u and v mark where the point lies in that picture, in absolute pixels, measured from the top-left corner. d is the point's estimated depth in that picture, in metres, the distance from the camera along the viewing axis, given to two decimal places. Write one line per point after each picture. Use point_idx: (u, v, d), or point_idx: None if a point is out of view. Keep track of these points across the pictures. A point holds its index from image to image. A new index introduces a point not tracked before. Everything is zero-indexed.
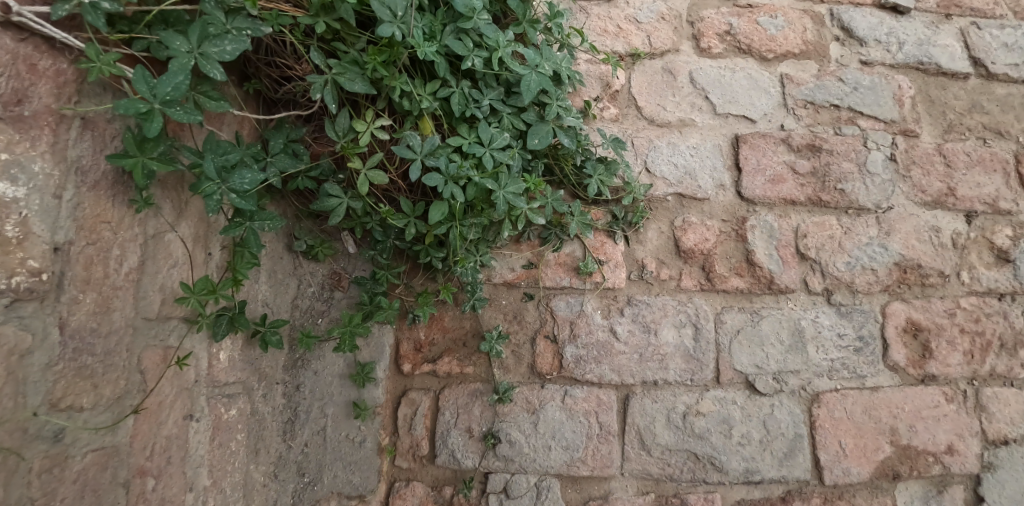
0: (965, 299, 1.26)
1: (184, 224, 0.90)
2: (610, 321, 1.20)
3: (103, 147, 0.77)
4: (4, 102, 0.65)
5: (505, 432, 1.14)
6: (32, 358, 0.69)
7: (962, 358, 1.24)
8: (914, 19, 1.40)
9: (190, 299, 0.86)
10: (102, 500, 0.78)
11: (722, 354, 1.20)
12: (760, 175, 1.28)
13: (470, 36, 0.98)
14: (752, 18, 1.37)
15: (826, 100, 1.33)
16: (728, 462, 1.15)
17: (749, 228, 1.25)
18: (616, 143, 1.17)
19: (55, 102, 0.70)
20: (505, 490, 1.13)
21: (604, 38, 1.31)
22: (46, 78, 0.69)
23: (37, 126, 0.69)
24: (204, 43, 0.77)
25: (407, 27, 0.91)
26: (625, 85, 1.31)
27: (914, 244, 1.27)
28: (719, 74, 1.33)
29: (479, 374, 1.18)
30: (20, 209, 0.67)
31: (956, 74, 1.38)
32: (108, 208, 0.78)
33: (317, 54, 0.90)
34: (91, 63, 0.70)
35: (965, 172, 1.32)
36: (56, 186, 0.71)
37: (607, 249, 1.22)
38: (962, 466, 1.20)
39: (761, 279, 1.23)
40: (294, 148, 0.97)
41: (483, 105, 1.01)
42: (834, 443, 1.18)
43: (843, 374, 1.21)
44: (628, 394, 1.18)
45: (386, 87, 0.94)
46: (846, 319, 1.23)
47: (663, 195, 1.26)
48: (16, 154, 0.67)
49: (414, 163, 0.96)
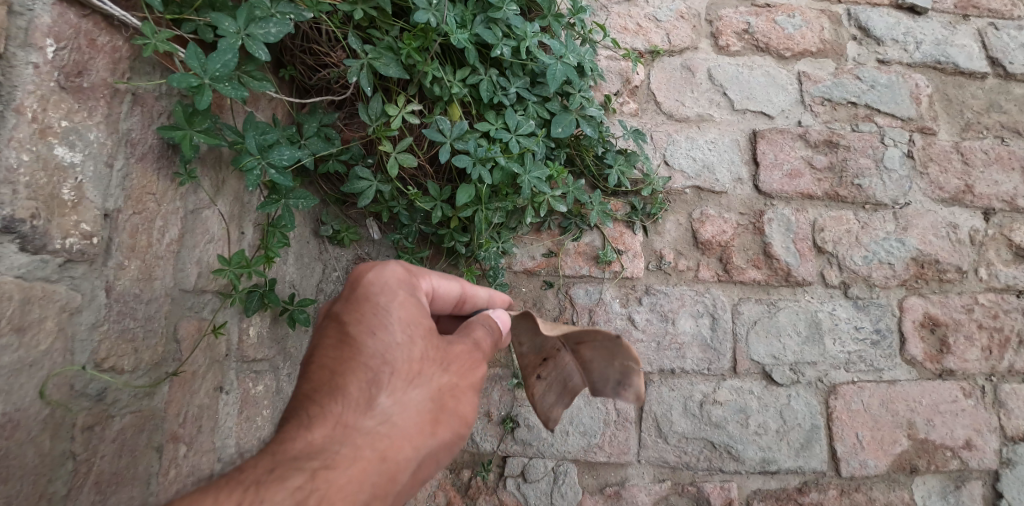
0: (984, 295, 1.27)
1: (221, 200, 0.94)
2: (628, 310, 1.21)
3: (151, 122, 0.80)
4: (66, 73, 0.69)
5: (523, 416, 1.16)
6: (81, 316, 0.72)
7: (979, 354, 1.24)
8: (931, 20, 1.42)
9: (226, 272, 0.90)
10: (138, 461, 0.81)
11: (739, 344, 1.21)
12: (778, 170, 1.30)
13: (499, 25, 1.02)
14: (770, 17, 1.39)
15: (843, 98, 1.35)
16: (745, 451, 1.16)
17: (766, 222, 1.27)
18: (637, 136, 1.20)
19: (111, 76, 0.74)
20: (522, 474, 1.14)
21: (624, 35, 1.34)
22: (103, 53, 0.73)
23: (94, 98, 0.73)
24: (250, 25, 0.81)
25: (441, 15, 0.95)
26: (645, 81, 1.34)
27: (931, 240, 1.28)
28: (737, 72, 1.35)
29: (498, 359, 1.20)
30: (76, 175, 0.71)
31: (973, 74, 1.39)
32: (153, 181, 0.81)
33: (354, 40, 0.94)
34: (146, 40, 0.74)
35: (982, 169, 1.33)
36: (108, 156, 0.75)
37: (626, 240, 1.24)
38: (980, 461, 1.19)
39: (778, 272, 1.24)
40: (326, 132, 1.01)
41: (510, 92, 1.05)
42: (850, 435, 1.18)
43: (861, 366, 1.21)
44: (645, 382, 1.19)
45: (419, 73, 0.98)
46: (863, 312, 1.24)
47: (681, 188, 1.28)
48: (75, 122, 0.70)
49: (444, 146, 1.00)
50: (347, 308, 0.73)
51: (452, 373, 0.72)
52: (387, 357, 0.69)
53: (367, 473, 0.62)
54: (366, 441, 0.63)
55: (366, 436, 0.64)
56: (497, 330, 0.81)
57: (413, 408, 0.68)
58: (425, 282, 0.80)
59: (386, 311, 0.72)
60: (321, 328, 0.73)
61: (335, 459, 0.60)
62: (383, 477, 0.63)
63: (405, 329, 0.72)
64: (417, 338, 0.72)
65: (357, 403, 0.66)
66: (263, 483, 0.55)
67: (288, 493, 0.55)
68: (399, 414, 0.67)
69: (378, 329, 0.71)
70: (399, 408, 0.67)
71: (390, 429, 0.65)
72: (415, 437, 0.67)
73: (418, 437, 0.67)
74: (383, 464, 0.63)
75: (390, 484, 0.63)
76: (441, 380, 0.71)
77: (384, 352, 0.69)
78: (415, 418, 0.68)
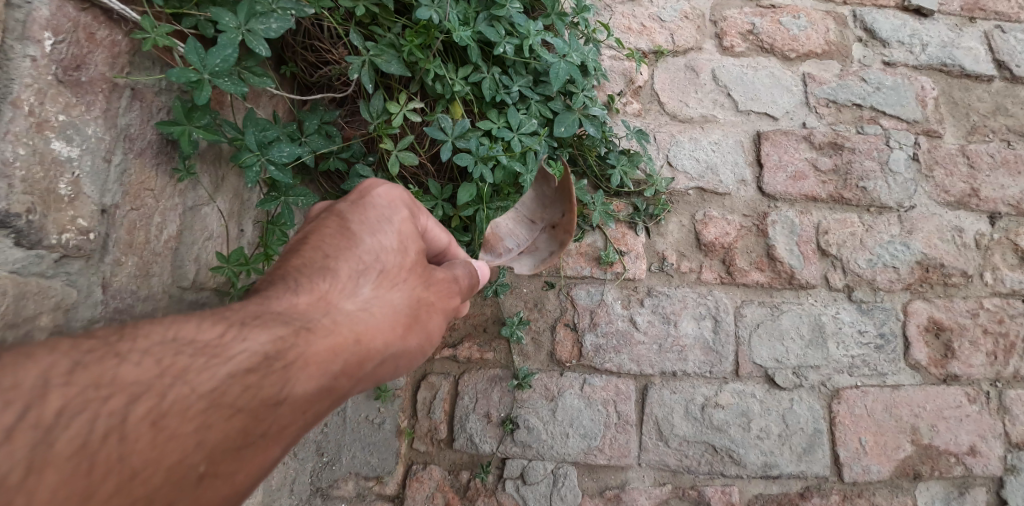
0: (989, 300, 1.25)
1: (221, 197, 0.93)
2: (630, 311, 1.20)
3: (149, 117, 0.80)
4: (64, 66, 0.68)
5: (523, 418, 1.15)
6: (77, 313, 0.71)
7: (985, 359, 1.23)
8: (937, 22, 1.41)
9: (224, 269, 0.88)
10: None
11: (742, 347, 1.20)
12: (782, 172, 1.28)
13: (502, 24, 1.01)
14: (774, 18, 1.39)
15: (848, 99, 1.34)
16: (747, 456, 1.15)
17: (770, 223, 1.26)
18: (639, 136, 1.19)
19: (110, 70, 0.74)
20: (522, 476, 1.13)
21: (628, 35, 1.34)
22: (102, 47, 0.73)
23: (92, 92, 0.72)
24: (251, 20, 0.80)
25: (443, 12, 0.94)
26: (649, 81, 1.33)
27: (937, 243, 1.27)
28: (742, 72, 1.34)
29: (498, 360, 1.19)
30: (73, 169, 0.70)
31: (979, 77, 1.38)
32: (152, 177, 0.80)
33: (356, 37, 0.93)
34: (145, 34, 0.74)
35: (988, 173, 1.32)
36: (106, 150, 0.74)
37: (628, 240, 1.23)
38: (985, 468, 1.18)
39: (782, 274, 1.23)
40: (327, 129, 0.99)
41: (512, 91, 1.05)
42: (854, 439, 1.17)
43: (864, 371, 1.20)
44: (647, 384, 1.18)
45: (421, 70, 0.98)
46: (867, 316, 1.23)
47: (685, 189, 1.27)
48: (72, 116, 0.69)
49: (445, 144, 0.99)
50: (351, 209, 0.72)
51: (434, 290, 0.72)
52: (380, 257, 0.69)
53: (344, 349, 0.59)
54: (348, 319, 0.61)
55: (348, 315, 0.62)
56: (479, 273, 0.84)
57: (394, 308, 0.66)
58: (422, 223, 0.79)
59: (387, 221, 0.72)
60: (319, 218, 0.72)
61: (317, 325, 0.58)
62: (357, 358, 0.60)
63: (399, 239, 0.72)
64: (410, 248, 0.72)
65: (344, 286, 0.64)
66: (247, 328, 0.54)
67: (268, 340, 0.54)
68: (381, 308, 0.65)
69: (376, 232, 0.71)
70: (382, 303, 0.65)
71: (371, 316, 0.63)
72: (390, 332, 0.64)
73: (393, 334, 0.64)
74: (360, 346, 0.60)
75: (359, 369, 0.60)
76: (427, 292, 0.71)
77: (377, 252, 0.69)
78: (395, 316, 0.65)
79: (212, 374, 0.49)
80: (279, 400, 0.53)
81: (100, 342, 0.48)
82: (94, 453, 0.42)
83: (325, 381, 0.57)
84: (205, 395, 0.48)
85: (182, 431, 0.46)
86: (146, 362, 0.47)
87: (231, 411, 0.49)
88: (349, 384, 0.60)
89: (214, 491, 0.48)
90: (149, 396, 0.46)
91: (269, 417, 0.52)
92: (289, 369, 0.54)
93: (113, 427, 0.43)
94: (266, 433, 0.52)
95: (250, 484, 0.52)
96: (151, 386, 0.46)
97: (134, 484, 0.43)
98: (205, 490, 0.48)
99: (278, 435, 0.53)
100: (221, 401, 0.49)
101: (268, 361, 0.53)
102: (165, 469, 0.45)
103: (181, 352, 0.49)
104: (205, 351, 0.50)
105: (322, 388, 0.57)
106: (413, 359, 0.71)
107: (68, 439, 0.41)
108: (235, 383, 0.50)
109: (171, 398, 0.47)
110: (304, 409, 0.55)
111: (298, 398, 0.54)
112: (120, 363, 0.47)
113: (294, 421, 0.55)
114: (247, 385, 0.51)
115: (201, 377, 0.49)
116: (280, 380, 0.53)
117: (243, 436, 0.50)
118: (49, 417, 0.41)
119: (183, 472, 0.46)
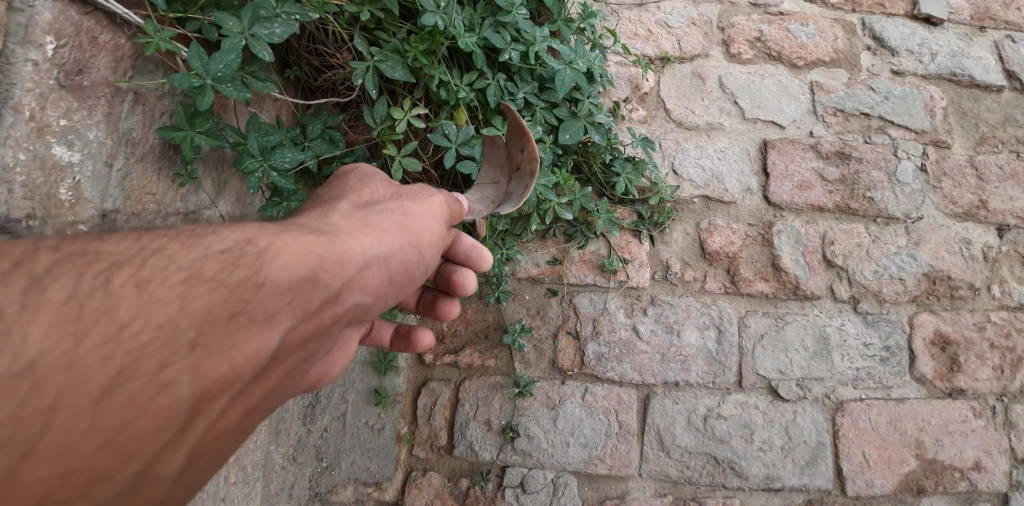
0: (996, 313, 1.24)
1: (222, 201, 0.93)
2: (633, 320, 1.19)
3: (152, 121, 0.79)
4: (66, 70, 0.68)
5: (524, 426, 1.14)
6: None
7: (991, 373, 1.21)
8: (947, 31, 1.40)
9: None
10: None
11: (745, 358, 1.19)
12: (788, 181, 1.27)
13: (508, 30, 1.01)
14: (783, 25, 1.38)
15: (856, 108, 1.33)
16: (749, 468, 1.13)
17: (775, 233, 1.25)
18: (645, 144, 1.18)
19: (113, 74, 0.73)
20: (522, 485, 1.12)
21: (634, 41, 1.33)
22: (105, 51, 0.72)
23: (95, 97, 0.71)
24: (255, 25, 0.79)
25: (449, 17, 0.93)
26: (655, 88, 1.32)
27: (944, 255, 1.25)
28: (749, 80, 1.33)
29: (500, 367, 1.18)
30: (74, 174, 0.69)
31: (989, 87, 1.37)
32: (153, 181, 0.80)
33: (361, 42, 0.92)
34: (148, 39, 0.73)
35: (997, 185, 1.30)
36: (108, 155, 0.73)
37: (632, 248, 1.22)
38: (990, 484, 1.17)
39: (787, 284, 1.22)
40: (331, 134, 0.98)
41: (518, 97, 1.04)
42: (857, 453, 1.16)
43: (869, 384, 1.19)
44: (649, 394, 1.17)
45: (425, 76, 0.97)
46: (873, 328, 1.21)
47: (690, 197, 1.26)
48: (74, 121, 0.69)
49: (449, 151, 0.98)
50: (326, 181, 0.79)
51: (408, 202, 0.75)
52: (346, 191, 0.74)
53: (320, 245, 0.61)
54: (319, 226, 0.65)
55: (320, 225, 0.66)
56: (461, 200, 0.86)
57: (369, 221, 0.68)
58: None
59: (352, 175, 0.79)
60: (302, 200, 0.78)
61: (289, 229, 0.62)
62: (336, 255, 0.62)
63: (365, 179, 0.78)
64: (374, 184, 0.77)
65: (318, 213, 0.69)
66: (220, 229, 0.60)
67: (238, 234, 0.59)
68: (354, 221, 0.68)
69: (341, 181, 0.77)
70: (357, 216, 0.69)
71: (344, 224, 0.66)
72: (365, 235, 0.66)
73: (369, 236, 0.66)
74: (335, 244, 0.62)
75: (340, 267, 0.61)
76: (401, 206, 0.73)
77: (342, 188, 0.75)
78: (368, 224, 0.68)
79: (188, 254, 0.54)
80: (259, 281, 0.55)
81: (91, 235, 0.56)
82: (81, 303, 0.47)
83: (305, 270, 0.58)
84: (184, 268, 0.53)
85: (164, 297, 0.50)
86: (127, 243, 0.54)
87: (211, 285, 0.52)
88: (332, 281, 0.61)
89: (210, 364, 0.49)
90: (131, 266, 0.51)
91: (252, 296, 0.54)
92: (262, 255, 0.57)
93: (99, 286, 0.49)
94: (251, 315, 0.53)
95: (253, 371, 0.53)
96: (132, 258, 0.52)
97: (122, 338, 0.47)
98: (198, 359, 0.49)
99: (268, 319, 0.54)
100: (200, 275, 0.53)
101: (242, 248, 0.57)
102: (151, 327, 0.48)
103: (162, 239, 0.56)
104: (182, 241, 0.56)
105: (304, 276, 0.58)
106: (410, 266, 0.71)
107: (58, 290, 0.47)
108: (210, 263, 0.54)
109: (151, 268, 0.52)
110: (290, 295, 0.56)
111: (278, 282, 0.56)
112: (102, 242, 0.53)
113: (283, 306, 0.56)
114: (222, 264, 0.54)
115: (179, 255, 0.54)
116: (256, 263, 0.56)
117: (228, 310, 0.52)
118: (38, 271, 0.48)
119: (171, 335, 0.49)
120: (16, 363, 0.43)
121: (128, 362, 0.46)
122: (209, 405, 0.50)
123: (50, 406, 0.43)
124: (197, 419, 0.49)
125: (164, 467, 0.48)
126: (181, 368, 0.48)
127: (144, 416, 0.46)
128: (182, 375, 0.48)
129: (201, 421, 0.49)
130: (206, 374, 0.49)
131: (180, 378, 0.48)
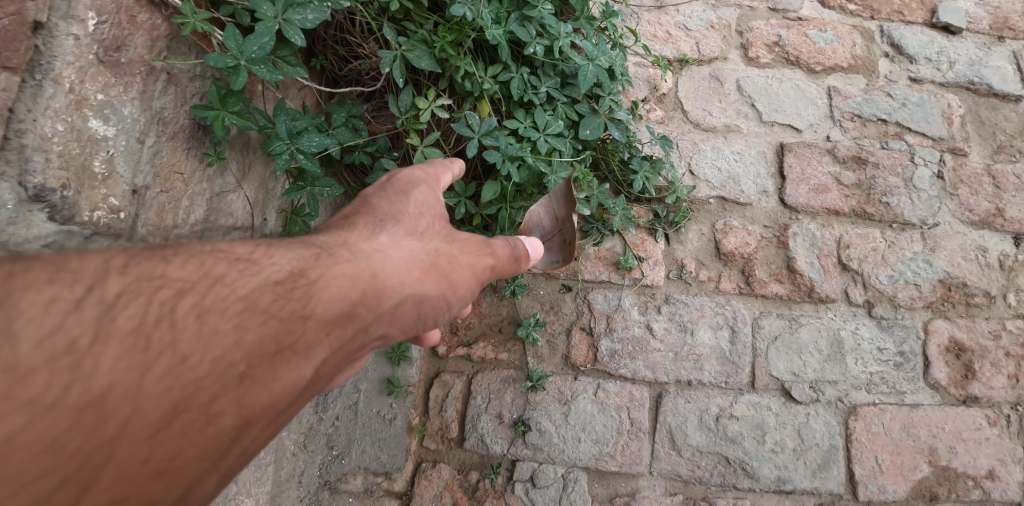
0: (1012, 322, 1.23)
1: (247, 185, 0.94)
2: (647, 318, 1.20)
3: (183, 102, 0.80)
4: (106, 46, 0.69)
5: (536, 420, 1.14)
6: None
7: (1006, 381, 1.20)
8: (965, 41, 1.41)
9: None
10: None
11: (759, 359, 1.18)
12: (805, 184, 1.28)
13: (533, 24, 1.02)
14: (801, 30, 1.39)
15: (873, 114, 1.33)
16: (760, 469, 1.13)
17: (790, 235, 1.25)
18: (663, 142, 1.19)
19: (148, 53, 0.74)
20: (532, 479, 1.12)
21: (654, 42, 1.35)
22: (142, 29, 0.73)
23: (130, 73, 0.73)
24: (288, 10, 0.81)
25: (476, 9, 0.94)
26: (673, 89, 1.33)
27: (960, 262, 1.25)
28: (767, 84, 1.34)
29: (512, 361, 1.18)
30: (108, 147, 0.70)
31: (1007, 96, 1.37)
32: (182, 160, 0.81)
33: (389, 31, 0.94)
34: (185, 19, 0.75)
35: (1015, 193, 1.30)
36: (140, 131, 0.74)
37: (648, 247, 1.23)
38: (1004, 493, 1.15)
39: (801, 287, 1.22)
40: (354, 123, 0.98)
41: (540, 91, 1.05)
42: (870, 457, 1.15)
43: (882, 388, 1.18)
44: (661, 392, 1.17)
45: (451, 67, 0.99)
46: (887, 333, 1.21)
47: (706, 197, 1.26)
48: (110, 96, 0.70)
49: (472, 141, 0.99)
50: (376, 191, 0.76)
51: (454, 248, 0.74)
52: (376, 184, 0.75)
53: (363, 278, 0.63)
54: (368, 256, 0.65)
55: (368, 248, 0.66)
56: (514, 258, 0.83)
57: (411, 253, 0.69)
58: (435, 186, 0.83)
59: (405, 193, 0.77)
60: (352, 204, 0.75)
61: (338, 257, 0.63)
62: (376, 290, 0.64)
63: (403, 183, 0.78)
64: (409, 186, 0.78)
65: (362, 234, 0.68)
66: (274, 252, 0.60)
67: (288, 260, 0.60)
68: (396, 252, 0.68)
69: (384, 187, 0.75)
70: (402, 248, 0.69)
71: (391, 256, 0.67)
72: (407, 273, 0.67)
73: (410, 275, 0.67)
74: (378, 279, 0.64)
75: (376, 302, 0.64)
76: (442, 244, 0.74)
77: (397, 207, 0.74)
78: (414, 260, 0.69)
79: (246, 283, 0.55)
80: (306, 314, 0.57)
81: (155, 249, 0.55)
82: (147, 333, 0.48)
83: (345, 306, 0.61)
84: (242, 299, 0.54)
85: (221, 329, 0.52)
86: (190, 266, 0.54)
87: (265, 318, 0.54)
88: (369, 317, 0.63)
89: (253, 396, 0.52)
90: (195, 294, 0.52)
91: (298, 329, 0.56)
92: (312, 287, 0.59)
93: (164, 315, 0.50)
94: (294, 347, 0.56)
95: (288, 399, 0.55)
96: (197, 284, 0.53)
97: (182, 371, 0.49)
98: (245, 392, 0.51)
99: (308, 351, 0.57)
100: (255, 306, 0.54)
101: (294, 278, 0.58)
102: (208, 360, 0.50)
103: (220, 263, 0.56)
104: (240, 267, 0.56)
105: (346, 311, 0.60)
106: (437, 311, 0.73)
107: (127, 319, 0.48)
108: (265, 294, 0.55)
109: (212, 299, 0.53)
110: (330, 328, 0.59)
111: (323, 316, 0.58)
112: (166, 264, 0.53)
113: (322, 339, 0.58)
114: (276, 296, 0.56)
115: (238, 284, 0.55)
116: (306, 296, 0.58)
117: (276, 344, 0.54)
118: (109, 297, 0.48)
119: (224, 368, 0.51)
120: (85, 394, 0.44)
121: (185, 394, 0.48)
122: (247, 433, 0.52)
123: (112, 438, 0.45)
124: (235, 447, 0.52)
125: (199, 492, 0.51)
126: (228, 400, 0.51)
127: (193, 447, 0.49)
128: (229, 407, 0.51)
129: (238, 449, 0.52)
130: (249, 406, 0.52)
131: (227, 409, 0.50)
